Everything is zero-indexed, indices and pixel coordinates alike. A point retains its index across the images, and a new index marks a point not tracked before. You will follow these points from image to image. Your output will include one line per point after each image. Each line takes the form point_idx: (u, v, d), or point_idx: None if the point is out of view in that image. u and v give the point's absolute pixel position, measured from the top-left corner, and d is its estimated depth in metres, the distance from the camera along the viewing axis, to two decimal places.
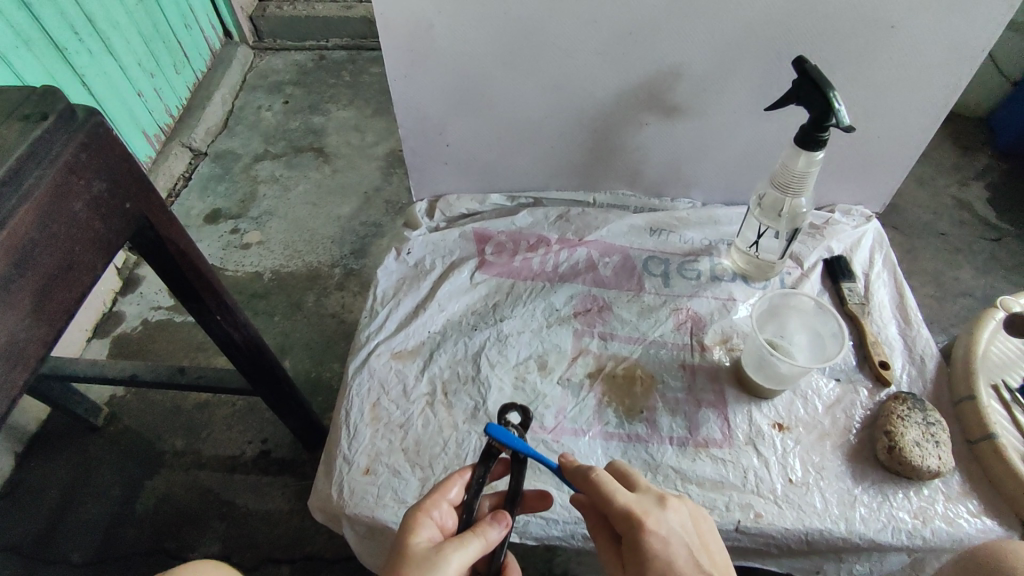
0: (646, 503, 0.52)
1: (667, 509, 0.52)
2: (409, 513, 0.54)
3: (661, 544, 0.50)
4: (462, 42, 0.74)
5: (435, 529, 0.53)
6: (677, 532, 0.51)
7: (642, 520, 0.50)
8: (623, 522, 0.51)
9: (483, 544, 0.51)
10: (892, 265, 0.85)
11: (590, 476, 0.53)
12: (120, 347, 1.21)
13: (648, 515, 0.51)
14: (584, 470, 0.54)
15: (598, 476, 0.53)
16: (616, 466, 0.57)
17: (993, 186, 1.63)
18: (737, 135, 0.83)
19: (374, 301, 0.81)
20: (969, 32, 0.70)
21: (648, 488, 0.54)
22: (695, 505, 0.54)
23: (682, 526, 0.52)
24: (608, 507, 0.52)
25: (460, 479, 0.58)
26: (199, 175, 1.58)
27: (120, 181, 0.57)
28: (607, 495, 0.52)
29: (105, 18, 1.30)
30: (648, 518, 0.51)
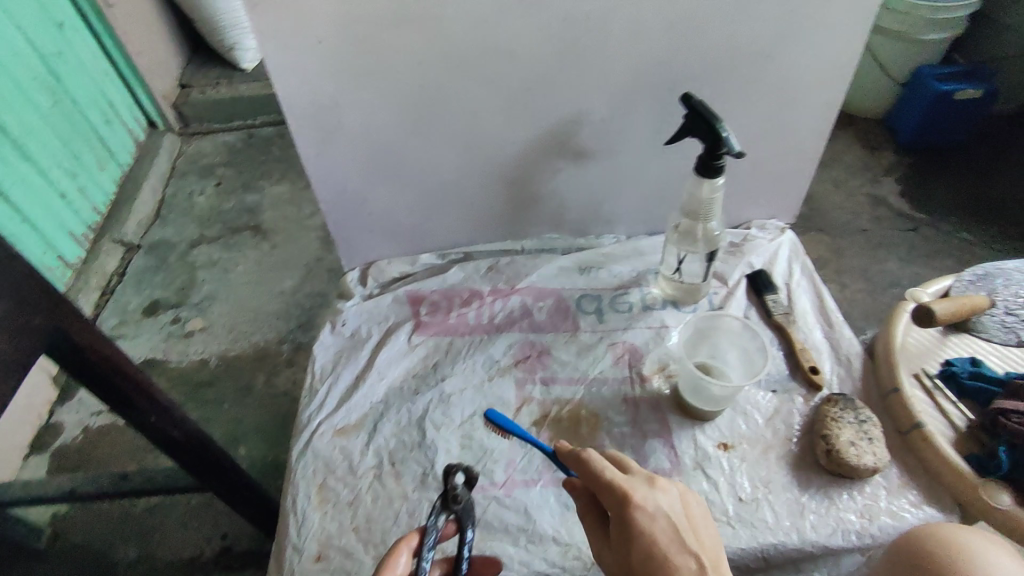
0: (634, 482, 0.52)
1: (657, 488, 0.52)
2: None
3: (650, 520, 0.50)
4: (369, 115, 0.75)
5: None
6: (664, 513, 0.51)
7: (630, 497, 0.51)
8: (612, 499, 0.52)
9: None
10: (810, 272, 0.89)
11: (582, 455, 0.54)
12: (60, 461, 1.14)
13: (637, 491, 0.51)
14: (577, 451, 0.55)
15: (589, 454, 0.54)
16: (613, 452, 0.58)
17: (902, 178, 1.72)
18: (646, 169, 0.87)
19: (313, 378, 0.80)
20: (833, 52, 0.76)
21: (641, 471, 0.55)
22: (686, 489, 0.54)
23: (670, 509, 0.52)
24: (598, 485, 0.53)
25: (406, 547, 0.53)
26: (134, 269, 1.54)
27: (29, 298, 0.55)
28: (597, 471, 0.53)
29: (17, 125, 1.28)
30: (636, 493, 0.51)
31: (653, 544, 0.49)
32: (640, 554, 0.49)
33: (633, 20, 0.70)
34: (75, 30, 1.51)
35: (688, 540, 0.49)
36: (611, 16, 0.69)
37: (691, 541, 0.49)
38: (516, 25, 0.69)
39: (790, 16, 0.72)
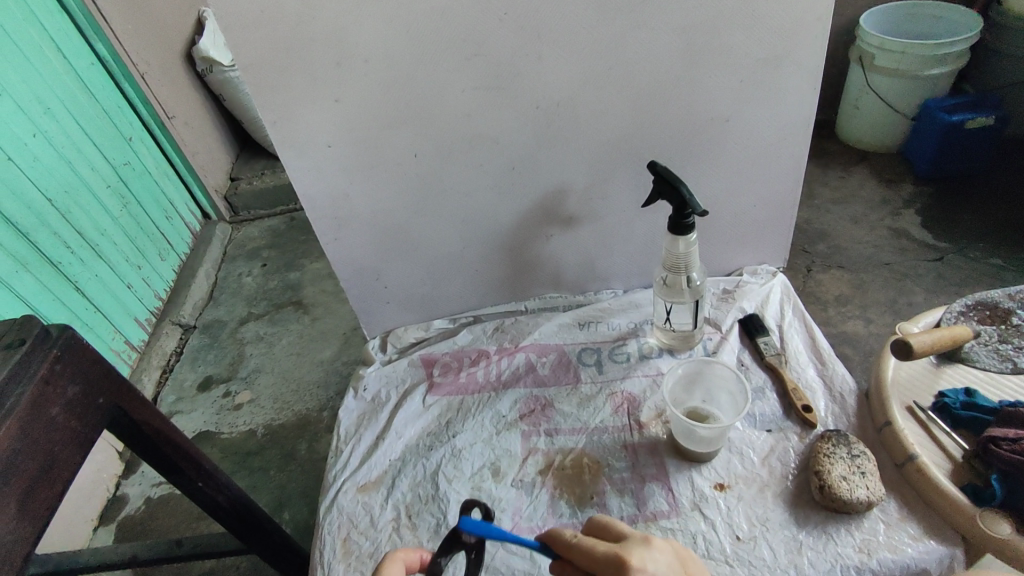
0: (630, 545, 0.52)
1: (651, 546, 0.52)
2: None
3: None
4: (377, 203, 0.86)
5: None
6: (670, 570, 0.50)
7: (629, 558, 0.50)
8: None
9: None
10: (801, 313, 0.93)
11: (571, 542, 0.54)
12: (124, 531, 1.24)
13: (634, 554, 0.51)
14: (561, 534, 0.55)
15: (578, 539, 0.54)
16: (594, 521, 0.58)
17: (923, 212, 1.62)
18: (634, 228, 0.95)
19: (338, 440, 0.88)
20: (787, 111, 0.84)
21: (632, 533, 0.55)
22: (679, 546, 0.54)
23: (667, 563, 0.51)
24: (593, 564, 0.52)
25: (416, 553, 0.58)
26: (189, 348, 1.68)
27: (92, 380, 0.64)
28: (589, 550, 0.53)
29: (94, 228, 1.45)
30: (633, 557, 0.50)
31: None
32: None
33: (600, 103, 0.79)
34: (140, 141, 1.72)
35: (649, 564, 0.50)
36: (580, 101, 0.79)
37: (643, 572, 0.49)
38: (498, 116, 0.79)
39: (742, 85, 0.80)
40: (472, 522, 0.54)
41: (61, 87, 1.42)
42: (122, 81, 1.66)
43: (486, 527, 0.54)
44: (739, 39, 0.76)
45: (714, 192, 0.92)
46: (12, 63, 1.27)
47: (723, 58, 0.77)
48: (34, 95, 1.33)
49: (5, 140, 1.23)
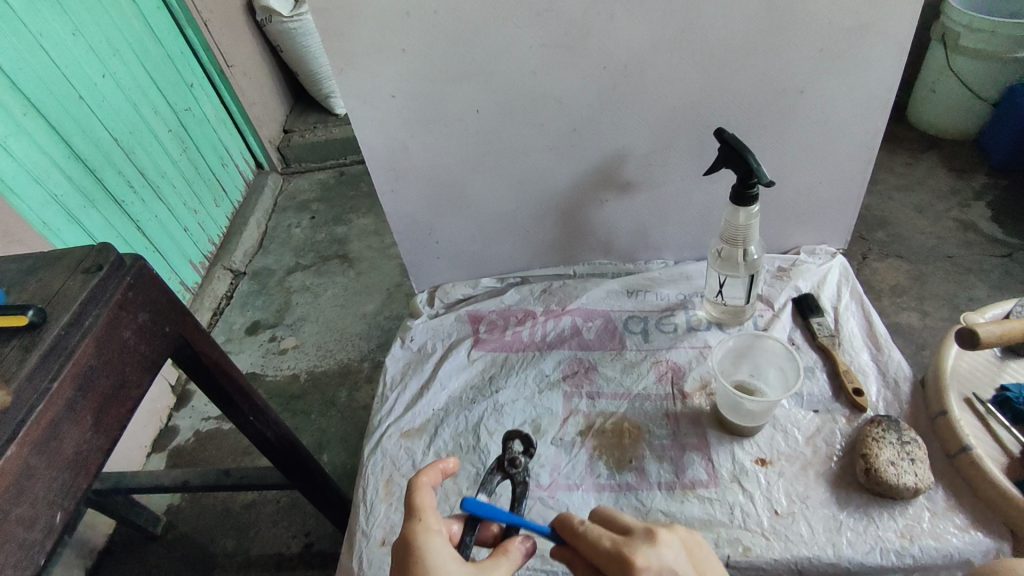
0: (634, 542, 0.52)
1: (658, 543, 0.52)
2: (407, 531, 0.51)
3: None
4: (435, 157, 0.87)
5: (445, 539, 0.52)
6: (675, 564, 0.51)
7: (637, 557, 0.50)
8: None
9: (514, 566, 0.52)
10: (859, 297, 0.91)
11: (578, 532, 0.54)
12: (175, 459, 1.31)
13: (639, 555, 0.51)
14: (569, 522, 0.55)
15: (585, 528, 0.54)
16: (597, 513, 0.57)
17: (994, 204, 1.53)
18: (691, 198, 0.93)
19: (384, 386, 0.91)
20: (868, 84, 0.80)
21: (635, 525, 0.54)
22: (687, 534, 0.55)
23: (676, 557, 0.52)
24: (598, 558, 0.52)
25: (436, 469, 0.58)
26: (239, 292, 1.74)
27: (160, 309, 0.65)
28: (594, 546, 0.53)
29: (155, 170, 1.50)
30: (638, 557, 0.50)
31: None
32: None
33: (669, 65, 0.77)
34: (200, 88, 1.76)
35: (654, 569, 0.50)
36: (648, 63, 0.77)
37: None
38: (563, 75, 0.78)
39: (821, 54, 0.76)
40: (474, 501, 0.55)
41: (129, 30, 1.45)
42: (185, 25, 1.69)
43: (489, 508, 0.55)
44: (823, 4, 0.72)
45: (778, 166, 0.89)
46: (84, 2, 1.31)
47: (804, 24, 0.74)
48: (103, 34, 1.36)
49: (77, 79, 1.27)
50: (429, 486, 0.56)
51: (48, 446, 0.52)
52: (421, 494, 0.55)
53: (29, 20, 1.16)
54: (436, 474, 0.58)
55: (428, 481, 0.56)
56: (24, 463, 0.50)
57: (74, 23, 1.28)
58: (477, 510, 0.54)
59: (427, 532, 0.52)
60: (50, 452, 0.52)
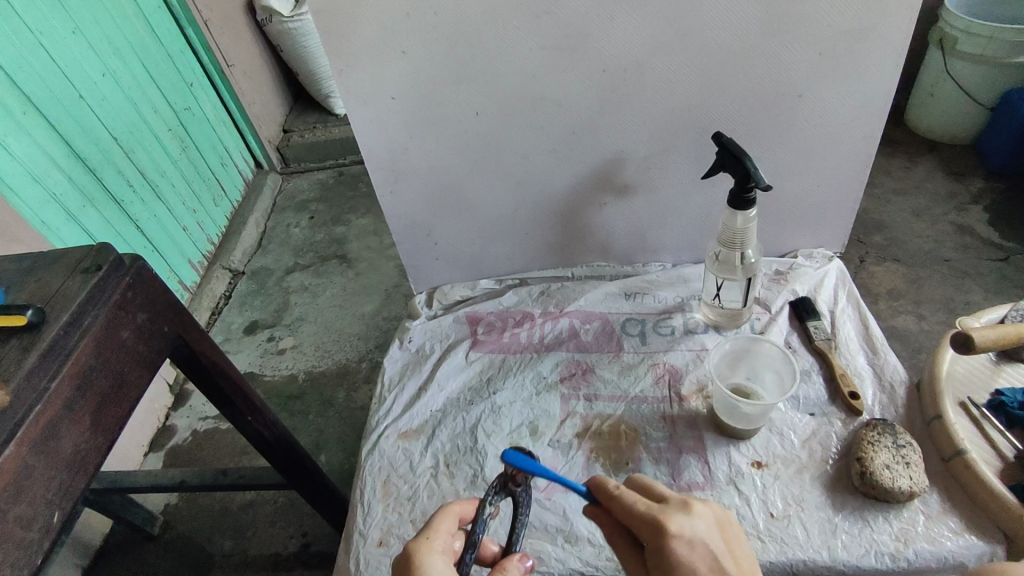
0: (668, 509, 0.53)
1: (692, 513, 0.53)
2: (409, 547, 0.52)
3: (685, 555, 0.51)
4: (434, 159, 0.87)
5: (445, 560, 0.53)
6: (705, 536, 0.52)
7: (666, 522, 0.52)
8: (658, 553, 0.52)
9: None
10: (856, 300, 0.91)
11: (614, 493, 0.56)
12: (173, 458, 1.31)
13: (672, 519, 0.52)
14: (605, 484, 0.57)
15: (620, 490, 0.56)
16: (637, 480, 0.59)
17: (991, 208, 1.54)
18: (689, 202, 0.93)
19: (382, 387, 0.91)
20: (865, 89, 0.80)
21: (671, 496, 0.55)
22: (722, 511, 0.55)
23: (705, 528, 0.53)
24: (631, 518, 0.54)
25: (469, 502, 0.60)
26: (238, 292, 1.74)
27: (159, 309, 0.65)
28: (629, 506, 0.54)
29: (155, 169, 1.50)
30: (671, 523, 0.52)
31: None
32: None
33: (667, 69, 0.77)
34: (200, 87, 1.76)
35: (683, 535, 0.51)
36: (647, 66, 0.77)
37: (678, 539, 0.51)
38: (561, 78, 0.78)
39: (819, 58, 0.77)
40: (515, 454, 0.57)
41: (129, 29, 1.45)
42: (185, 24, 1.69)
43: (529, 462, 0.56)
44: (821, 9, 0.72)
45: (775, 170, 0.90)
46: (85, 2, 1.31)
47: (801, 29, 0.74)
48: (103, 33, 1.36)
49: (77, 78, 1.27)
50: (456, 514, 0.58)
51: (46, 445, 0.52)
52: (443, 517, 0.57)
53: (30, 19, 1.16)
54: (468, 508, 0.60)
55: (455, 509, 0.58)
56: (22, 462, 0.50)
57: (74, 22, 1.28)
58: (516, 464, 0.56)
59: (427, 552, 0.53)
60: (48, 452, 0.52)
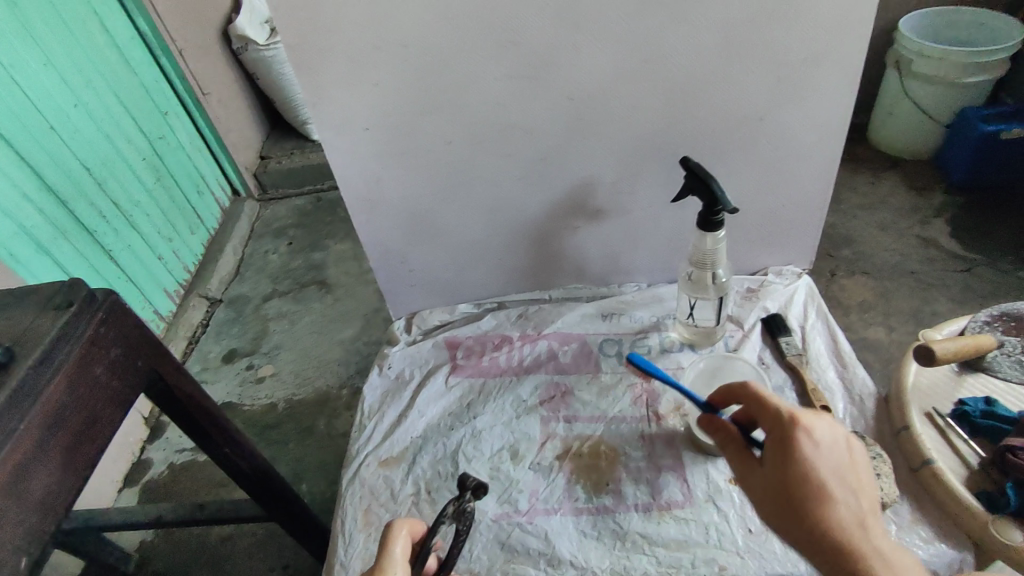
0: (801, 411, 0.57)
1: (819, 416, 0.56)
2: None
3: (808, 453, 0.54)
4: (409, 186, 0.88)
5: None
6: (835, 436, 0.55)
7: (799, 419, 0.56)
8: (783, 452, 0.55)
9: None
10: (824, 315, 0.94)
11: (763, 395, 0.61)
12: (148, 494, 1.28)
13: (807, 418, 0.56)
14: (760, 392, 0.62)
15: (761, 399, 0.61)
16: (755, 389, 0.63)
17: (953, 221, 1.60)
18: (660, 224, 0.96)
19: (362, 415, 0.91)
20: (822, 113, 0.84)
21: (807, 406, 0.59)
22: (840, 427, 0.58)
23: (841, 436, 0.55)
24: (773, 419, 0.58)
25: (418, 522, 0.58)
26: (215, 321, 1.72)
27: (133, 344, 0.65)
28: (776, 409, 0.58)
29: (129, 199, 1.49)
30: (805, 419, 0.55)
31: (810, 479, 0.53)
32: (792, 488, 0.53)
33: (634, 97, 0.80)
34: (175, 116, 1.75)
35: (803, 436, 0.55)
36: (614, 93, 0.80)
37: (805, 435, 0.55)
38: (531, 106, 0.80)
39: (778, 84, 0.80)
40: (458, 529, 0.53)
41: (102, 61, 1.46)
42: (159, 54, 1.69)
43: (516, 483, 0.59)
44: (777, 38, 0.76)
45: (741, 191, 0.93)
46: (57, 34, 1.31)
47: (759, 58, 0.77)
48: (75, 65, 1.36)
49: (49, 110, 1.27)
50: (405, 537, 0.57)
51: (16, 487, 0.51)
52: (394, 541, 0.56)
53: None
54: (416, 526, 0.58)
55: (404, 533, 0.57)
56: None
57: (45, 54, 1.27)
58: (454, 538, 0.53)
59: None
60: (18, 494, 0.51)
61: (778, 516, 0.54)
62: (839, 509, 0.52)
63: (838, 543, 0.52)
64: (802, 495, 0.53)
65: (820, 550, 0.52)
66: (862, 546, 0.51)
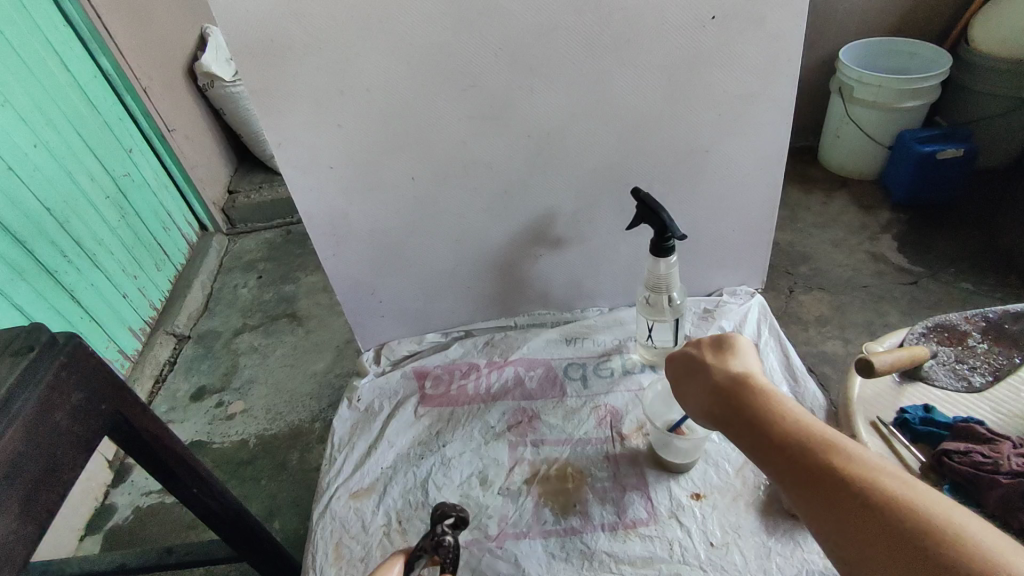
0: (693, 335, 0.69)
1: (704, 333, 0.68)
2: None
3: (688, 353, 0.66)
4: (374, 221, 0.90)
5: None
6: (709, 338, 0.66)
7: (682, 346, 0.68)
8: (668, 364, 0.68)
9: None
10: (777, 333, 0.98)
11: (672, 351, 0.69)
12: (114, 539, 1.25)
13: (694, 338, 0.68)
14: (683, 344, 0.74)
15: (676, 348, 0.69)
16: None
17: (899, 237, 1.68)
18: (618, 250, 1.00)
19: (332, 448, 0.91)
20: (763, 143, 0.89)
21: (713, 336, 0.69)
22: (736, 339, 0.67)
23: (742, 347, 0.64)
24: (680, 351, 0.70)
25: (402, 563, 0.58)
26: (183, 358, 1.70)
27: (97, 387, 0.65)
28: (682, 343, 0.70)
29: (91, 238, 1.48)
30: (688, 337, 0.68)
31: (689, 370, 0.64)
32: (693, 379, 0.64)
33: (586, 132, 0.84)
34: (140, 153, 1.75)
35: (708, 353, 0.64)
36: (567, 129, 0.84)
37: (707, 351, 0.64)
38: (489, 143, 0.84)
39: (719, 118, 0.86)
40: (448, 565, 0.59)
41: (63, 102, 1.46)
42: (123, 93, 1.70)
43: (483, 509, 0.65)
44: (715, 76, 0.81)
45: (693, 217, 0.97)
46: (16, 77, 1.31)
47: (700, 95, 0.83)
48: (35, 106, 1.36)
49: (8, 152, 1.26)
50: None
51: None
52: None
53: None
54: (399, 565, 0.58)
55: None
56: None
57: (4, 97, 1.27)
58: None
59: None
60: None
61: (723, 426, 0.59)
62: (724, 372, 0.61)
63: (721, 404, 0.59)
64: (698, 380, 0.63)
65: (717, 419, 0.59)
66: (757, 398, 0.56)
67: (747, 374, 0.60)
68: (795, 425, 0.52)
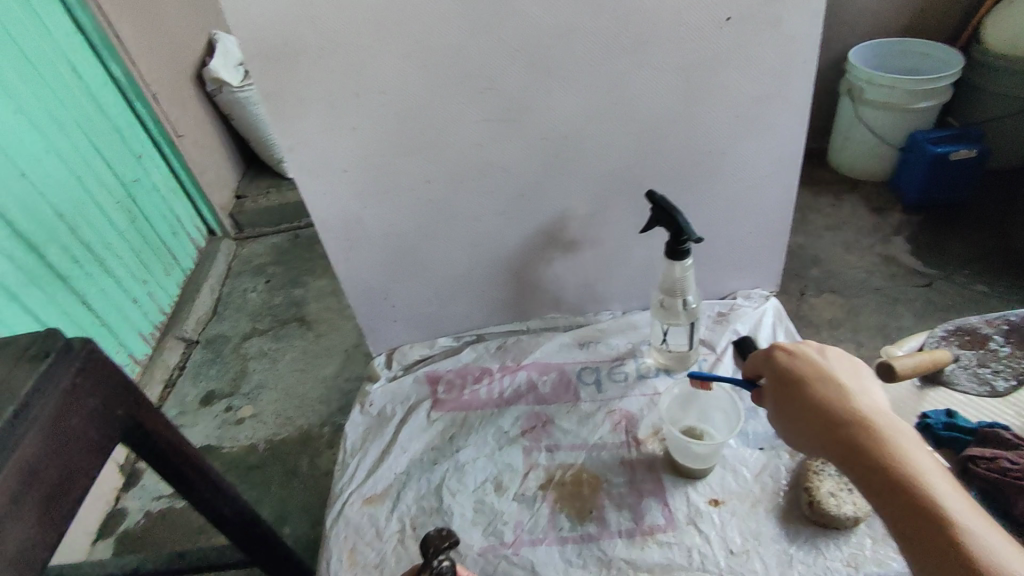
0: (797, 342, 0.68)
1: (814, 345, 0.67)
2: None
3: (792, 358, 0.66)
4: (387, 225, 0.90)
5: None
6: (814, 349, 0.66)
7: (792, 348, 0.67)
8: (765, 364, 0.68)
9: None
10: (792, 336, 0.97)
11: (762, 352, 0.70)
12: (124, 544, 1.25)
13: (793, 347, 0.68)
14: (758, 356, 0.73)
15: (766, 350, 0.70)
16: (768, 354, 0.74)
17: (912, 239, 1.67)
18: (632, 253, 0.99)
19: (345, 453, 0.91)
20: (779, 145, 0.89)
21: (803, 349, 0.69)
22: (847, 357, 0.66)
23: (845, 361, 0.65)
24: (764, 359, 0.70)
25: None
26: (192, 362, 1.70)
27: (112, 392, 0.65)
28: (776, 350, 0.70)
29: (102, 243, 1.48)
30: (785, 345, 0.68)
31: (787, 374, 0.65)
32: (786, 386, 0.65)
33: (601, 135, 0.84)
34: (149, 159, 1.76)
35: (809, 366, 0.64)
36: (581, 132, 0.83)
37: (808, 364, 0.64)
38: (503, 146, 0.83)
39: (735, 119, 0.85)
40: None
41: (75, 108, 1.47)
42: (133, 99, 1.71)
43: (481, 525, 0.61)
44: (731, 78, 0.81)
45: (708, 220, 0.97)
46: (28, 83, 1.32)
47: (715, 96, 0.82)
48: (47, 113, 1.37)
49: (20, 158, 1.27)
50: None
51: None
52: None
53: None
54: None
55: None
56: None
57: (17, 103, 1.28)
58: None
59: None
60: None
61: (813, 440, 0.60)
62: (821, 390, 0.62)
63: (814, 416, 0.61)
64: (793, 390, 0.64)
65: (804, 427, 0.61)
66: (863, 419, 0.58)
67: (852, 396, 0.60)
68: (891, 454, 0.54)
